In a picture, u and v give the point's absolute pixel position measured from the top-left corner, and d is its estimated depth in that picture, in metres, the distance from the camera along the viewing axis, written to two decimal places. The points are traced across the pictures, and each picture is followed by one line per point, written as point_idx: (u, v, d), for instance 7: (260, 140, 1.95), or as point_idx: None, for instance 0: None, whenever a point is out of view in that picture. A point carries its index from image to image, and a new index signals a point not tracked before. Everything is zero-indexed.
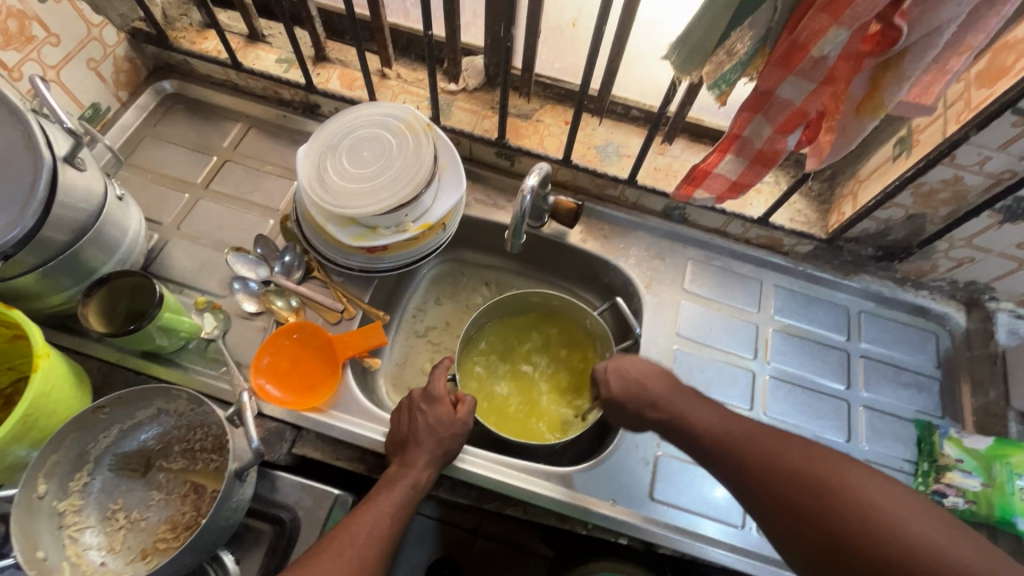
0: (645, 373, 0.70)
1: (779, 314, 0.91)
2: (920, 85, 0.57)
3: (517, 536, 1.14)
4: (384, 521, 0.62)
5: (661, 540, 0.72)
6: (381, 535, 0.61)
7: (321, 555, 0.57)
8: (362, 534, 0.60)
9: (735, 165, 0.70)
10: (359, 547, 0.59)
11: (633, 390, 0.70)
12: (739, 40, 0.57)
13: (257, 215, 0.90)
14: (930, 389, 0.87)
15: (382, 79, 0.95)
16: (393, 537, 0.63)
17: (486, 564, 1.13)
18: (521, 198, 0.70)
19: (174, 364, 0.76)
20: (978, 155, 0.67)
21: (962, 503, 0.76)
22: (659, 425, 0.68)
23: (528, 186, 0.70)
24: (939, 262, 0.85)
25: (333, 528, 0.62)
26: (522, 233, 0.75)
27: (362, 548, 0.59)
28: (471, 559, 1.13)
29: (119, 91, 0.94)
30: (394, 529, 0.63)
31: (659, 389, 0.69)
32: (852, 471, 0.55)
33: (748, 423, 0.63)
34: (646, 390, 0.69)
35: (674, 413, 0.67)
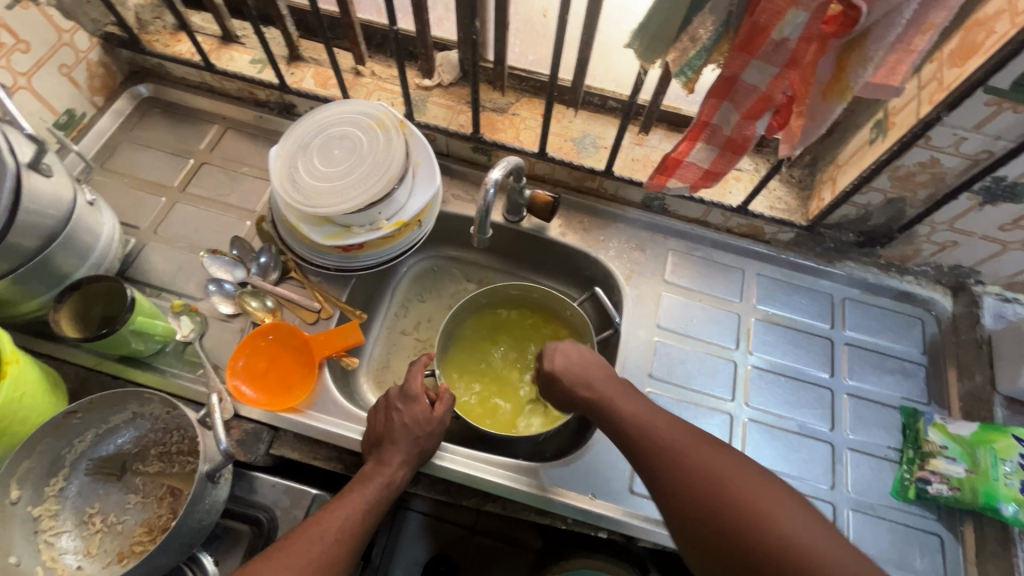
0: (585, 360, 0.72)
1: (761, 303, 0.90)
2: (886, 65, 0.56)
3: (512, 532, 1.14)
4: (354, 518, 0.62)
5: (641, 533, 0.71)
6: (350, 532, 0.61)
7: (286, 550, 0.57)
8: (329, 531, 0.60)
9: (707, 153, 0.69)
10: (328, 543, 0.59)
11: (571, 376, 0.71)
12: (701, 25, 0.55)
13: (234, 217, 0.90)
14: (915, 375, 0.86)
15: (357, 77, 0.95)
16: (364, 535, 0.62)
17: (482, 560, 1.12)
18: (484, 192, 0.70)
19: (151, 367, 0.76)
20: (953, 136, 0.66)
21: (947, 491, 0.74)
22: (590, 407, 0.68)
23: (491, 179, 0.69)
24: (922, 246, 0.84)
25: (303, 523, 0.62)
26: (487, 228, 0.74)
27: (329, 545, 0.59)
28: (467, 555, 1.13)
29: (94, 96, 0.94)
30: (365, 526, 0.63)
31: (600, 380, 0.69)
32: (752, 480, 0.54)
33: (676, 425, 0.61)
34: (587, 377, 0.70)
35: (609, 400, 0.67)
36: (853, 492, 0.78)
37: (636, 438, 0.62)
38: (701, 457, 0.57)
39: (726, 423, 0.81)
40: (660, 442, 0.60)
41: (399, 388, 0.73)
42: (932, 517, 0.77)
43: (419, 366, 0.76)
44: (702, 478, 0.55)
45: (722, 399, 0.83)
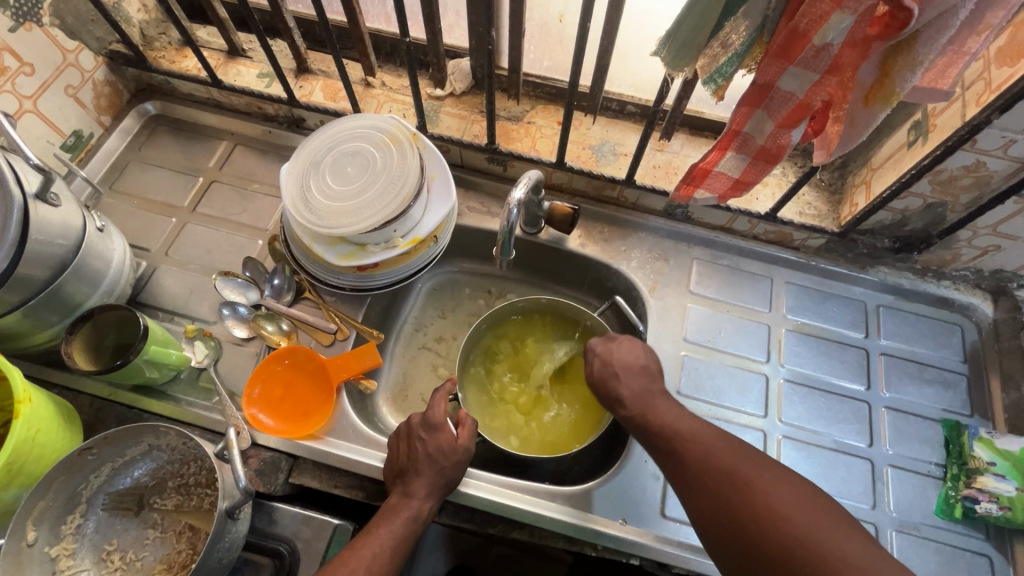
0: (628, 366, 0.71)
1: (792, 313, 0.87)
2: (934, 69, 0.52)
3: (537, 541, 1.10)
4: (380, 555, 0.60)
5: (675, 560, 0.68)
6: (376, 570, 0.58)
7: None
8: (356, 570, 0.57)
9: (737, 162, 0.65)
10: None
11: (610, 381, 0.70)
12: (734, 30, 0.53)
13: (245, 236, 0.88)
14: (957, 386, 0.82)
15: (367, 88, 0.92)
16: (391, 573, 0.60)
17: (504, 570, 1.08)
18: (507, 212, 0.67)
19: (167, 397, 0.74)
20: (1002, 139, 0.62)
21: (996, 509, 0.71)
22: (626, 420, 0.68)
23: (514, 199, 0.67)
24: (962, 251, 0.80)
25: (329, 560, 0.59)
26: (511, 248, 0.71)
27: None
28: (488, 566, 1.09)
29: (101, 116, 0.92)
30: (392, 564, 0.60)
31: (629, 384, 0.69)
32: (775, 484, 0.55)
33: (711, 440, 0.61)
34: (621, 387, 0.69)
35: (643, 412, 0.66)
36: (896, 511, 0.74)
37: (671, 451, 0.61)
38: (731, 465, 0.57)
39: (761, 440, 0.78)
40: (684, 448, 0.61)
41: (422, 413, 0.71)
42: (980, 537, 0.73)
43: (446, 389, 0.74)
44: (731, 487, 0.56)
45: (754, 415, 0.80)
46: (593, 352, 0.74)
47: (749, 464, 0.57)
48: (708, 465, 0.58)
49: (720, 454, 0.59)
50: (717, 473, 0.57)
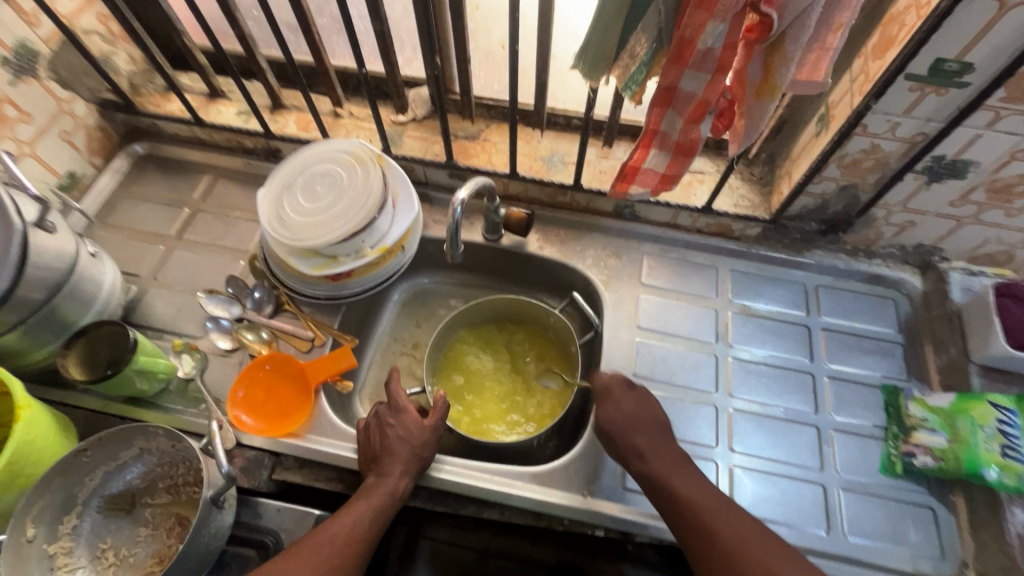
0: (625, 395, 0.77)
1: (737, 297, 0.94)
2: (807, 64, 0.60)
3: None
4: (357, 529, 0.64)
5: (638, 527, 0.74)
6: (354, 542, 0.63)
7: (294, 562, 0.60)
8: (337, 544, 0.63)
9: (661, 158, 0.73)
10: (337, 546, 0.62)
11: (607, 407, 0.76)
12: (637, 43, 0.62)
13: (228, 257, 0.95)
14: (893, 353, 0.89)
15: (336, 119, 1.01)
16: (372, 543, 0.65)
17: None
18: (453, 210, 0.74)
19: (157, 406, 0.80)
20: (887, 123, 0.70)
21: (932, 462, 0.75)
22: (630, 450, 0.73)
23: (457, 199, 0.73)
24: (883, 229, 0.88)
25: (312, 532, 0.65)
26: (459, 245, 0.77)
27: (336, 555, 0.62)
28: None
29: (93, 157, 1.00)
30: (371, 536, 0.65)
31: (632, 412, 0.75)
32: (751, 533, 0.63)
33: (703, 490, 0.67)
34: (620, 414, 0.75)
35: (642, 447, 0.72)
36: (841, 471, 0.79)
37: (669, 496, 0.68)
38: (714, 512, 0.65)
39: (712, 414, 0.84)
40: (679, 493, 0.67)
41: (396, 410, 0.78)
42: (922, 490, 0.77)
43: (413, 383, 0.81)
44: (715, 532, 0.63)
45: (705, 392, 0.86)
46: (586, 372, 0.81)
47: (714, 501, 0.66)
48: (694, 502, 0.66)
49: (704, 499, 0.66)
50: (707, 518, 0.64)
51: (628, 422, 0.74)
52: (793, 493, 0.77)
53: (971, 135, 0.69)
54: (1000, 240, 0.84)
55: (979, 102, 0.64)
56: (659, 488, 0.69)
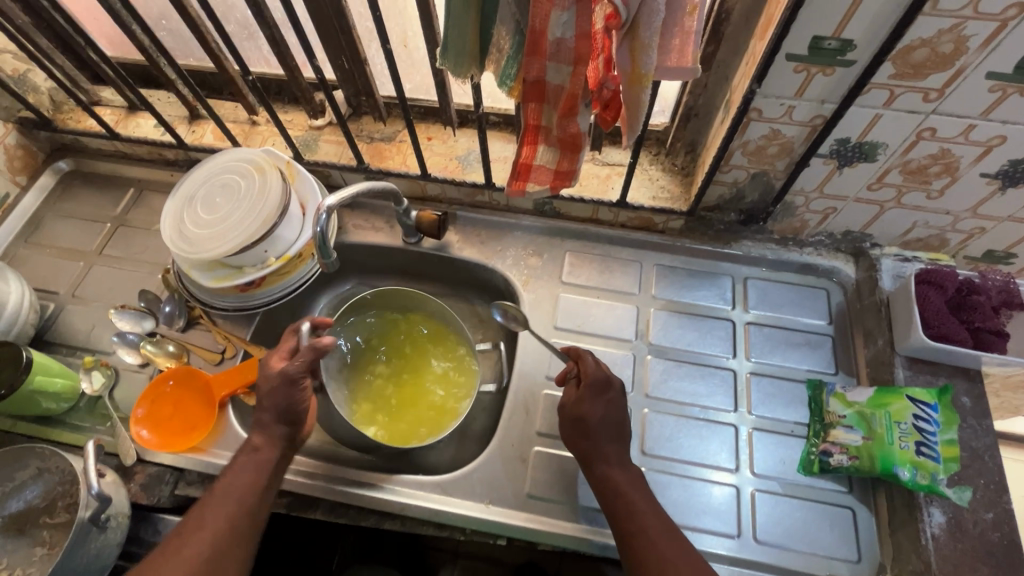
0: (607, 393, 0.72)
1: (660, 292, 0.90)
2: (674, 49, 0.57)
3: None
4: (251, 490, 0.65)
5: (540, 536, 0.72)
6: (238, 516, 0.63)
7: (179, 550, 0.60)
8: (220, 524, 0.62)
9: (550, 154, 0.70)
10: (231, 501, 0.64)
11: (581, 399, 0.71)
12: (500, 37, 0.59)
13: (146, 271, 0.95)
14: (822, 346, 0.85)
15: (253, 126, 1.01)
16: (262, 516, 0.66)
17: None
18: (319, 218, 0.70)
19: (64, 425, 0.81)
20: (781, 106, 0.66)
21: (847, 461, 0.72)
22: (591, 446, 0.69)
23: (323, 206, 0.70)
24: (806, 216, 0.84)
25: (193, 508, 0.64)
26: (329, 251, 0.72)
27: (219, 531, 0.62)
28: None
29: (16, 176, 1.01)
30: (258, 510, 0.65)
31: (608, 411, 0.71)
32: (694, 558, 0.61)
33: (656, 512, 0.64)
34: (598, 411, 0.70)
35: (599, 453, 0.69)
36: (757, 471, 0.76)
37: (618, 505, 0.65)
38: (658, 534, 0.62)
39: (625, 416, 0.81)
40: (631, 507, 0.65)
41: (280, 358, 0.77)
42: (843, 490, 0.74)
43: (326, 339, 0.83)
44: (658, 551, 0.61)
45: (621, 393, 0.83)
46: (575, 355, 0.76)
47: (664, 523, 0.64)
48: (642, 519, 0.64)
49: (654, 517, 0.64)
50: (654, 536, 0.62)
51: (606, 426, 0.70)
52: (705, 496, 0.75)
53: (871, 115, 0.65)
54: (927, 223, 0.80)
55: (866, 81, 0.60)
56: (611, 495, 0.66)
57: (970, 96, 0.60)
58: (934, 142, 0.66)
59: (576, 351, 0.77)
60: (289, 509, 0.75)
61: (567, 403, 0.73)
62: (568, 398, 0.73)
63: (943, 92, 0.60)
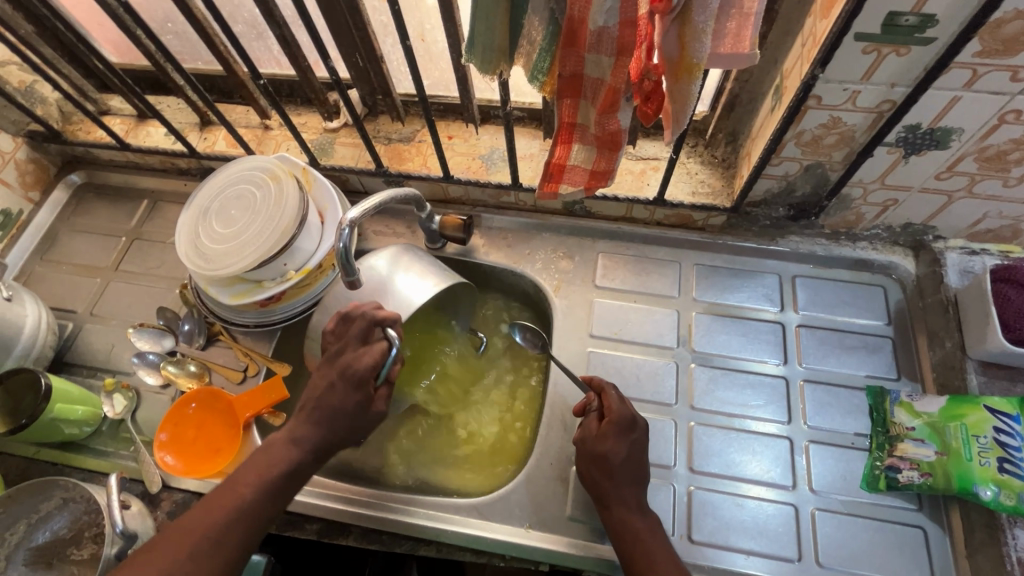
0: (630, 433, 0.67)
1: (702, 294, 0.84)
2: (729, 34, 0.51)
3: None
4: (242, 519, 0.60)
5: (584, 562, 0.68)
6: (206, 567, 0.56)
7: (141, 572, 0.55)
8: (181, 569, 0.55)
9: (586, 153, 0.64)
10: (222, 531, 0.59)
11: (603, 438, 0.66)
12: (532, 28, 0.53)
13: (164, 287, 0.92)
14: (881, 349, 0.78)
15: (266, 131, 0.97)
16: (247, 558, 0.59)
17: None
18: (341, 233, 0.66)
19: (88, 450, 0.78)
20: (844, 92, 0.60)
21: (918, 478, 0.67)
22: (610, 484, 0.64)
23: (346, 220, 0.66)
24: (862, 209, 0.77)
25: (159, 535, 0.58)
26: (354, 269, 0.68)
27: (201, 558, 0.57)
28: None
29: (29, 192, 0.98)
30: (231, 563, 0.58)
31: (630, 453, 0.66)
32: None
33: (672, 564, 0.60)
34: (619, 453, 0.65)
35: (617, 494, 0.64)
36: (816, 488, 0.71)
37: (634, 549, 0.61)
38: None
39: (670, 430, 0.76)
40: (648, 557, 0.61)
41: (346, 331, 0.67)
42: (912, 508, 0.68)
43: (385, 294, 0.72)
44: None
45: (664, 405, 0.78)
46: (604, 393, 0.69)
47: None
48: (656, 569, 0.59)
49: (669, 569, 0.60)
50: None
51: (627, 467, 0.65)
52: (761, 515, 0.70)
53: (947, 98, 0.58)
54: (1001, 213, 0.73)
55: (947, 61, 0.53)
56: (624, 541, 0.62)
57: None
58: (1018, 126, 0.59)
59: (598, 382, 0.71)
60: (320, 535, 0.72)
61: (587, 438, 0.67)
62: (590, 434, 0.67)
63: None
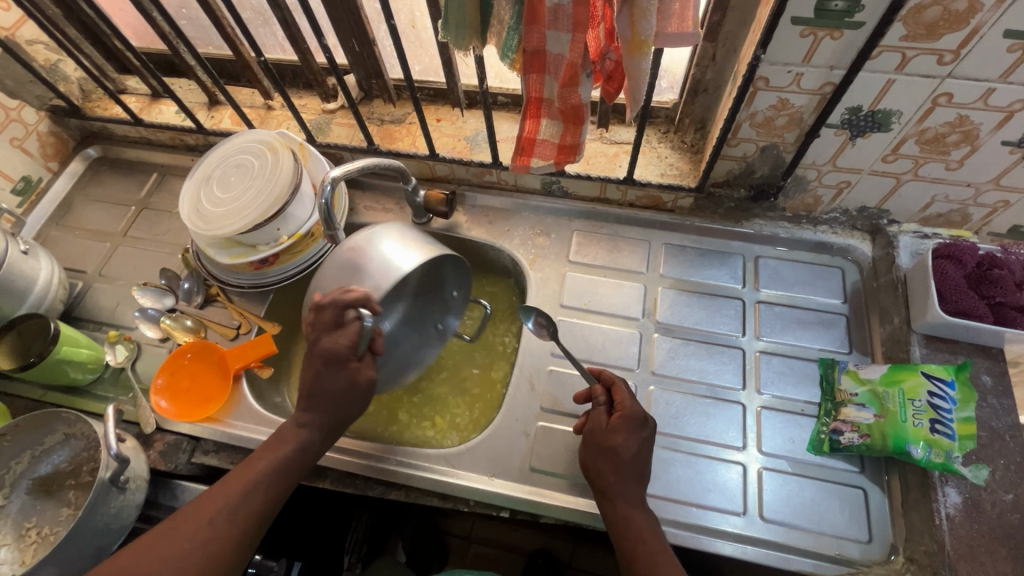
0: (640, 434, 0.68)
1: (669, 271, 0.89)
2: (674, 14, 0.56)
3: (512, 539, 1.18)
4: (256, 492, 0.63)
5: (544, 509, 0.73)
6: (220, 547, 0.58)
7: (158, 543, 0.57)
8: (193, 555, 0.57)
9: (553, 128, 0.70)
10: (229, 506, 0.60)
11: (612, 433, 0.67)
12: (500, 7, 0.59)
13: (167, 251, 0.98)
14: (835, 325, 0.82)
15: (268, 111, 1.04)
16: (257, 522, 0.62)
17: (483, 566, 1.16)
18: (322, 189, 0.72)
19: (90, 394, 0.85)
20: (789, 74, 0.65)
21: (858, 439, 0.71)
22: (615, 480, 0.65)
23: (328, 177, 0.72)
24: (819, 192, 0.82)
25: (165, 523, 0.59)
26: (334, 225, 0.74)
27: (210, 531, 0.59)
28: (466, 564, 1.17)
29: (49, 162, 1.06)
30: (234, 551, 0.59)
31: (639, 449, 0.67)
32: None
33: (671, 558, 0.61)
34: (626, 449, 0.66)
35: (619, 490, 0.65)
36: (765, 450, 0.75)
37: (631, 538, 0.62)
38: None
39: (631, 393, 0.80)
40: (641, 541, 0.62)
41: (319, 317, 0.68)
42: (856, 470, 0.72)
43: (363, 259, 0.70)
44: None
45: (627, 370, 0.82)
46: (621, 393, 0.70)
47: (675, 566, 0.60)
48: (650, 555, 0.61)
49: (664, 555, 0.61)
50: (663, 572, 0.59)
51: (635, 463, 0.66)
52: (713, 473, 0.74)
53: (883, 80, 0.63)
54: (948, 197, 0.77)
55: (876, 43, 0.58)
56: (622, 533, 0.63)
57: (986, 57, 0.58)
58: (951, 109, 0.64)
59: (609, 378, 0.73)
60: (299, 477, 0.77)
61: (597, 430, 0.68)
62: (603, 429, 0.68)
63: (958, 54, 0.58)
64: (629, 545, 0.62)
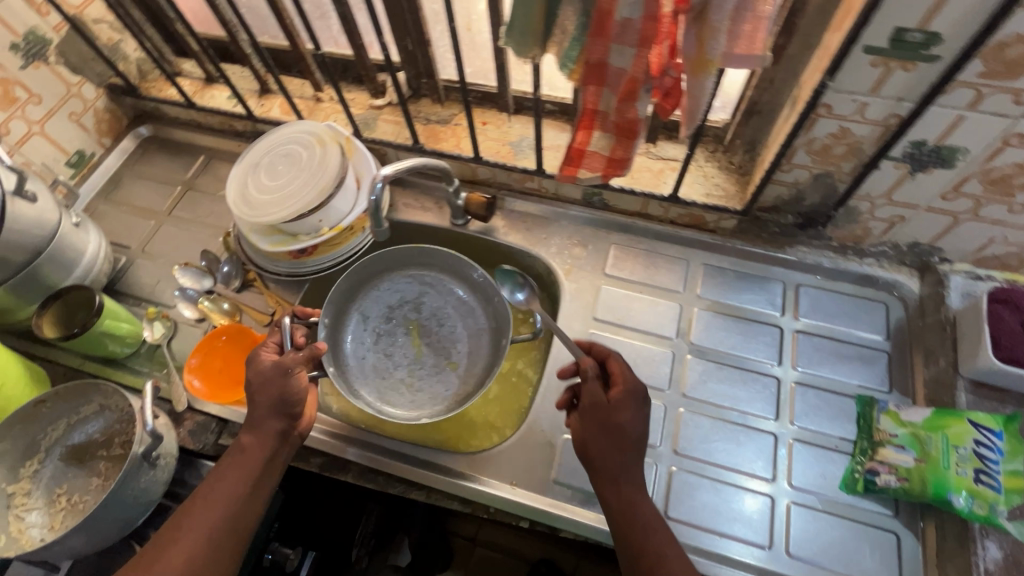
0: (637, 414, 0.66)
1: (706, 292, 0.88)
2: (745, 36, 0.55)
3: (518, 547, 1.17)
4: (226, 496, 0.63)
5: (565, 523, 0.72)
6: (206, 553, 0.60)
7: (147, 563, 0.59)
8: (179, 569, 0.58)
9: (605, 140, 0.69)
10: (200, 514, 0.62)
11: (614, 409, 0.65)
12: (566, 17, 0.59)
13: (209, 233, 1.00)
14: (875, 362, 0.80)
15: (317, 103, 1.05)
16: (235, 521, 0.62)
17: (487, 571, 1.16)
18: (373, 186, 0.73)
19: (126, 368, 0.87)
20: (854, 103, 0.64)
21: (895, 482, 0.69)
22: (612, 463, 0.64)
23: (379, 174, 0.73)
24: (870, 224, 0.80)
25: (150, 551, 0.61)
26: (380, 222, 0.75)
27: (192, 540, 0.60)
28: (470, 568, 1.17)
29: (102, 138, 1.08)
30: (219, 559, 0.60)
31: (638, 428, 0.65)
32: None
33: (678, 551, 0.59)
34: (627, 428, 0.64)
35: (620, 475, 0.63)
36: (795, 484, 0.73)
37: (639, 528, 0.61)
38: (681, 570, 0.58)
39: (660, 413, 0.79)
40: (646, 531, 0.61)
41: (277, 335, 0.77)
42: (890, 513, 0.70)
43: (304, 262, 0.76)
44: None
45: (657, 390, 0.81)
46: (622, 370, 0.68)
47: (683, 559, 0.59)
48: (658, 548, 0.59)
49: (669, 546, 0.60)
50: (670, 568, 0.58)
51: (637, 440, 0.65)
52: (740, 503, 0.72)
53: (952, 116, 0.61)
54: (1006, 240, 0.74)
55: (950, 79, 0.56)
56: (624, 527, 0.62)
57: None
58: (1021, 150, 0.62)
59: (604, 353, 0.72)
60: (323, 468, 0.77)
61: (597, 404, 0.66)
62: (603, 403, 0.66)
63: None
64: (634, 537, 0.61)
